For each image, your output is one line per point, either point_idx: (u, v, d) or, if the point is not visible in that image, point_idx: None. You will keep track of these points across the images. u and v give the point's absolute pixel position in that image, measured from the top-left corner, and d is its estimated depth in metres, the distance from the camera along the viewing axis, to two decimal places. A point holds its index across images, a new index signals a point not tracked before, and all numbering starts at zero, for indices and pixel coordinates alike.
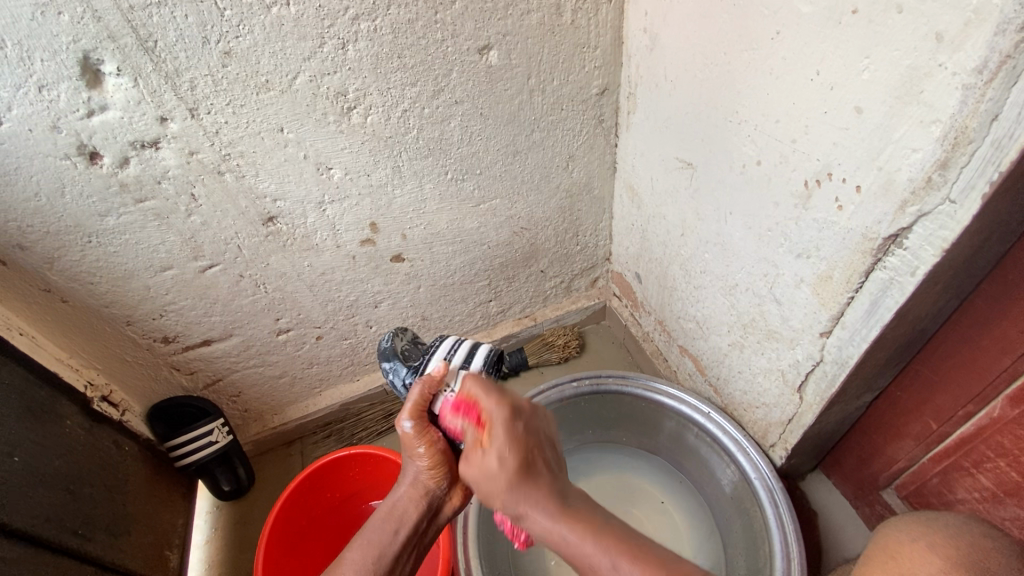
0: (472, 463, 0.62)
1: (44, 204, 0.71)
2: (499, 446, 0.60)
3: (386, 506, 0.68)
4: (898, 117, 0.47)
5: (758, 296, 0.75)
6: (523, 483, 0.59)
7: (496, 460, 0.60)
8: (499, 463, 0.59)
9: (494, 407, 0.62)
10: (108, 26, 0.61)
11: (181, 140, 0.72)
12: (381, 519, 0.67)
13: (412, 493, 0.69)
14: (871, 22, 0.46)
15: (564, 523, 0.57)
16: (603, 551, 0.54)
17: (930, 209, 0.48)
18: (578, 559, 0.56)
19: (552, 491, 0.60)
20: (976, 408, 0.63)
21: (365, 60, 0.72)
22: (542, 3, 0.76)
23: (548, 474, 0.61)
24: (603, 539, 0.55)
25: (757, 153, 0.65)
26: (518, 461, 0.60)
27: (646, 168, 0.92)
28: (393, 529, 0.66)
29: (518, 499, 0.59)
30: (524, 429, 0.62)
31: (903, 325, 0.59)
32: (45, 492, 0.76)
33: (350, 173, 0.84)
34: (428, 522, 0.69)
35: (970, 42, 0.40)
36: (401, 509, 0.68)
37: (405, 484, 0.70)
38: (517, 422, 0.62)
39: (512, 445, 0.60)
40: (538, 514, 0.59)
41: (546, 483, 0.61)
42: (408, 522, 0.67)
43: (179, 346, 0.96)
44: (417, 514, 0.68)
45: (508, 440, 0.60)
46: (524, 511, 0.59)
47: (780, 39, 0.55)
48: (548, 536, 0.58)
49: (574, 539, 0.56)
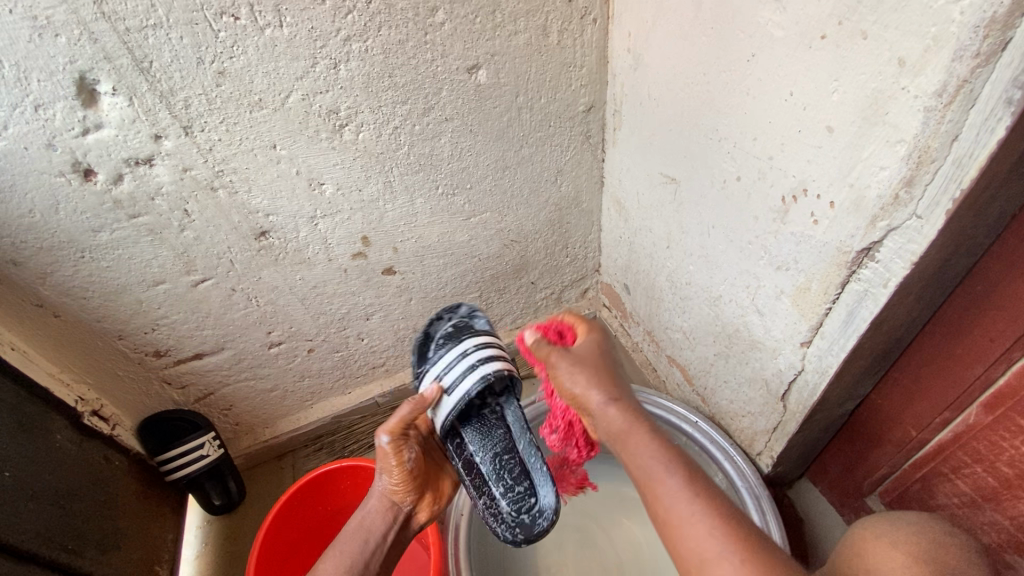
0: (555, 354, 0.67)
1: (38, 219, 0.72)
2: (591, 345, 0.69)
3: (355, 520, 0.70)
4: (867, 136, 0.49)
5: (741, 307, 0.77)
6: (600, 378, 0.64)
7: (587, 354, 0.67)
8: (588, 354, 0.67)
9: (590, 324, 0.72)
10: (105, 47, 0.62)
11: (175, 157, 0.73)
12: (349, 533, 0.68)
13: (381, 506, 0.71)
14: (839, 47, 0.49)
15: (636, 423, 0.59)
16: (670, 461, 0.55)
17: (899, 224, 0.50)
18: (636, 458, 0.57)
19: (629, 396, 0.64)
20: (952, 415, 0.65)
21: (357, 79, 0.74)
22: (529, 24, 0.78)
23: (625, 384, 0.65)
24: (672, 451, 0.56)
25: (737, 169, 0.67)
26: (599, 361, 0.66)
27: (632, 182, 0.94)
28: (361, 541, 0.67)
29: (592, 387, 0.63)
30: (608, 348, 0.70)
31: (879, 335, 0.61)
32: (35, 506, 0.76)
33: (342, 189, 0.85)
34: (396, 533, 0.70)
35: (930, 67, 0.42)
36: (369, 522, 0.69)
37: (373, 498, 0.72)
38: (605, 340, 0.71)
39: (598, 351, 0.68)
40: (612, 404, 0.61)
41: (623, 388, 0.64)
42: (375, 535, 0.68)
43: (171, 360, 0.96)
44: (384, 525, 0.69)
45: (596, 347, 0.69)
46: (601, 397, 0.62)
47: (756, 61, 0.58)
48: (617, 425, 0.60)
49: (642, 438, 0.57)
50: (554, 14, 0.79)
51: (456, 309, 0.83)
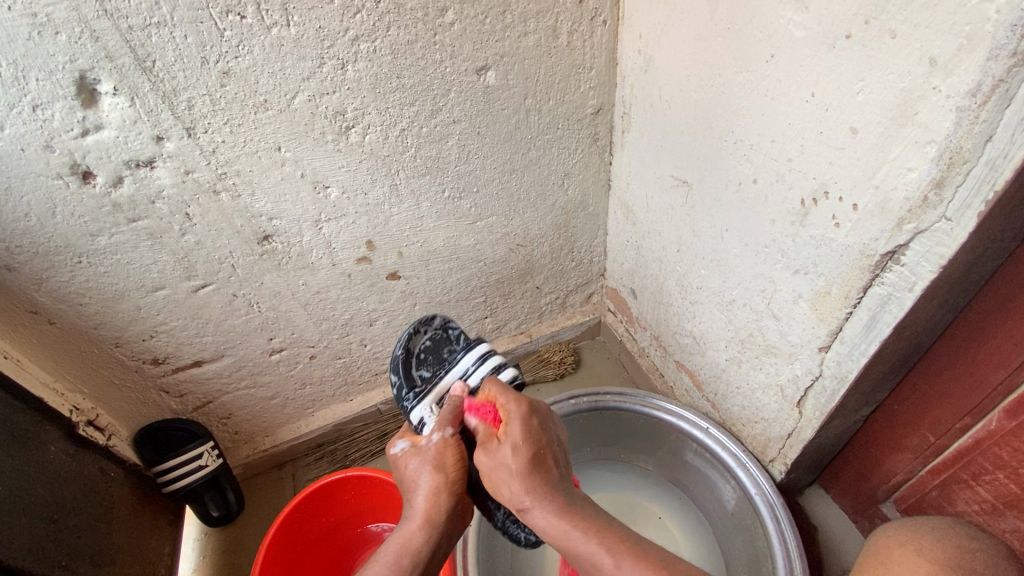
0: (483, 455, 0.60)
1: (34, 223, 0.69)
2: (515, 440, 0.58)
3: (400, 537, 0.61)
4: (894, 137, 0.48)
5: (755, 312, 0.76)
6: (528, 477, 0.56)
7: (510, 455, 0.58)
8: (514, 456, 0.57)
9: (513, 402, 0.62)
10: (106, 45, 0.60)
11: (177, 159, 0.71)
12: (396, 555, 0.59)
13: (428, 515, 0.62)
14: (865, 46, 0.48)
15: (573, 521, 0.54)
16: (614, 557, 0.51)
17: (927, 226, 0.49)
18: (581, 560, 0.53)
19: (559, 485, 0.58)
20: (973, 421, 0.64)
21: (364, 80, 0.73)
22: (539, 26, 0.77)
23: (557, 472, 0.59)
24: (612, 542, 0.53)
25: (753, 171, 0.66)
26: (531, 450, 0.58)
27: (641, 186, 0.93)
28: (414, 562, 0.59)
29: (525, 491, 0.56)
30: (536, 428, 0.61)
31: (901, 340, 0.60)
32: (27, 522, 0.73)
33: (347, 192, 0.84)
34: (442, 550, 0.63)
35: (964, 66, 0.41)
36: (419, 541, 0.60)
37: (418, 509, 0.62)
38: (531, 420, 0.61)
39: (527, 443, 0.59)
40: (544, 510, 0.55)
41: (552, 478, 0.58)
42: (425, 556, 0.60)
43: (169, 367, 0.94)
44: (436, 542, 0.61)
45: (524, 434, 0.59)
46: (532, 505, 0.56)
47: (775, 62, 0.57)
48: (553, 528, 0.55)
49: (582, 537, 0.53)
50: (563, 15, 0.78)
51: (431, 321, 0.84)
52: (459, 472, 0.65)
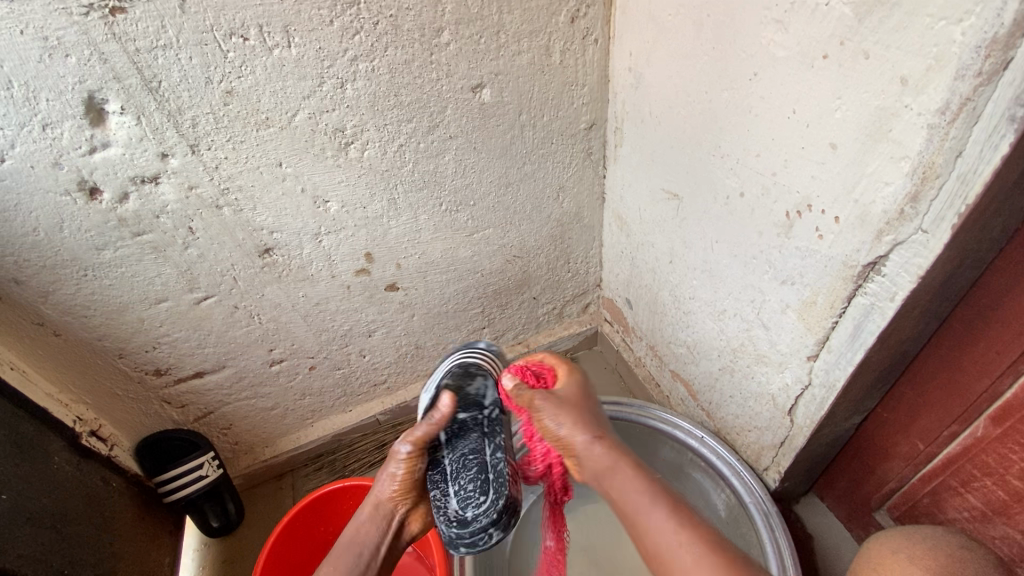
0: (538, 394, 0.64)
1: (42, 238, 0.72)
2: (573, 389, 0.66)
3: (352, 526, 0.68)
4: (871, 153, 0.50)
5: (746, 321, 0.77)
6: (587, 417, 0.62)
7: (568, 399, 0.65)
8: (574, 399, 0.65)
9: (574, 366, 0.70)
10: (114, 67, 0.63)
11: (180, 175, 0.73)
12: (346, 543, 0.66)
13: (375, 513, 0.67)
14: (841, 66, 0.50)
15: (624, 460, 0.59)
16: (656, 500, 0.56)
17: (904, 238, 0.51)
18: (623, 497, 0.57)
19: (609, 435, 0.64)
20: (960, 428, 0.65)
21: (362, 98, 0.75)
22: (532, 44, 0.80)
23: (607, 429, 0.65)
24: (656, 487, 0.58)
25: (741, 184, 0.68)
26: (585, 402, 0.65)
27: (634, 198, 0.95)
28: (357, 554, 0.65)
29: (584, 426, 0.61)
30: (589, 389, 0.68)
31: (886, 349, 0.61)
32: (31, 531, 0.74)
33: (346, 206, 0.86)
34: (391, 545, 0.68)
35: (933, 85, 0.43)
36: (365, 531, 0.67)
37: (369, 503, 0.68)
38: (589, 385, 0.69)
39: (581, 394, 0.66)
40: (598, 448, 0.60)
41: (604, 427, 0.64)
42: (370, 547, 0.66)
43: (171, 378, 0.95)
44: (381, 535, 0.67)
45: (580, 390, 0.67)
46: (591, 442, 0.60)
47: (758, 80, 0.59)
48: (603, 464, 0.59)
49: (628, 475, 0.58)
50: (556, 35, 0.80)
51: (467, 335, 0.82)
52: (409, 484, 0.67)
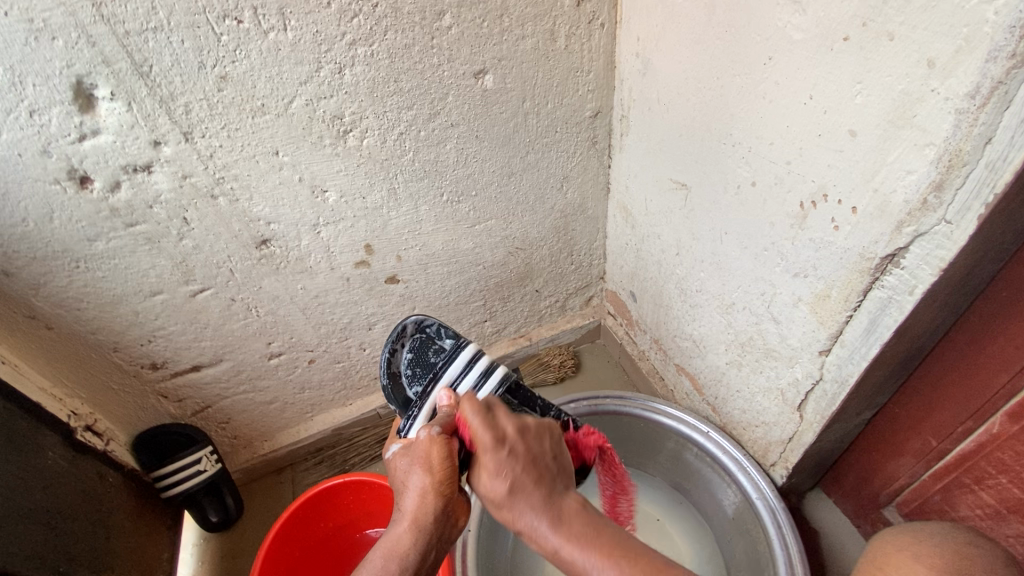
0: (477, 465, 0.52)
1: (31, 228, 0.69)
2: (491, 466, 0.51)
3: (388, 542, 0.58)
4: (893, 140, 0.48)
5: (755, 315, 0.75)
6: (525, 492, 0.50)
7: (495, 463, 0.51)
8: (499, 463, 0.51)
9: (477, 408, 0.55)
10: (103, 51, 0.60)
11: (174, 163, 0.71)
12: (382, 558, 0.57)
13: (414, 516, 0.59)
14: (863, 48, 0.48)
15: (570, 539, 0.48)
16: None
17: (926, 229, 0.49)
18: None
19: (553, 493, 0.51)
20: (975, 425, 0.63)
21: (361, 84, 0.73)
22: (536, 29, 0.77)
23: (560, 483, 0.52)
24: (626, 558, 0.46)
25: (752, 174, 0.65)
26: (515, 460, 0.51)
27: (640, 189, 0.93)
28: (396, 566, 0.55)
29: (522, 504, 0.50)
30: (512, 445, 0.52)
31: (902, 343, 0.60)
32: (25, 528, 0.73)
33: (345, 196, 0.84)
34: (435, 551, 0.60)
35: (962, 68, 0.41)
36: (404, 546, 0.57)
37: (407, 505, 0.60)
38: (506, 434, 0.53)
39: (502, 465, 0.51)
40: (540, 530, 0.49)
41: (549, 484, 0.51)
42: (412, 561, 0.56)
43: (167, 372, 0.93)
44: (424, 539, 0.58)
45: (500, 457, 0.51)
46: (529, 526, 0.49)
47: (773, 64, 0.57)
48: (545, 545, 0.48)
49: (579, 554, 0.47)
50: (561, 19, 0.78)
51: (403, 332, 0.83)
52: (446, 469, 0.60)
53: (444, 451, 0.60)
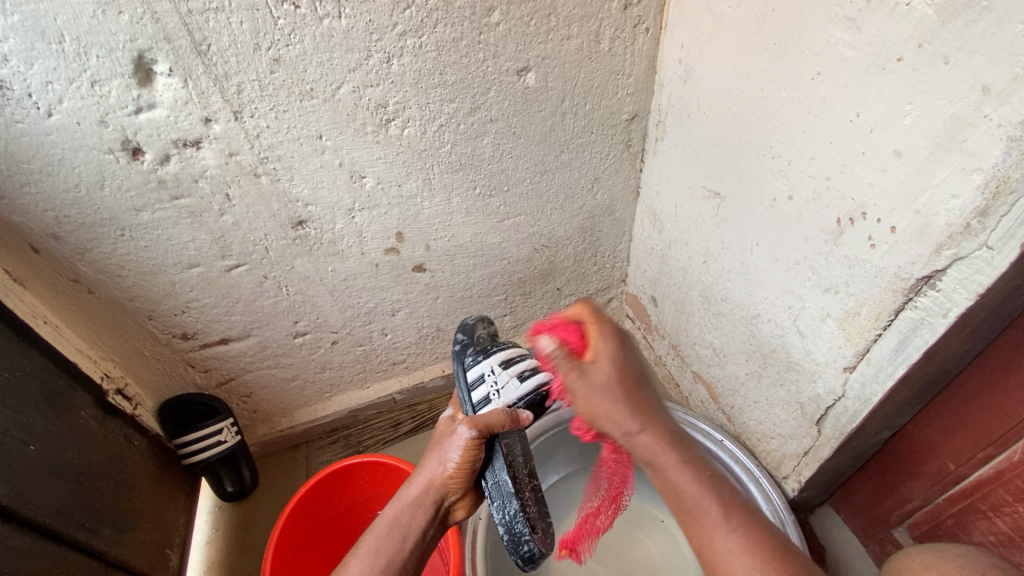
0: (573, 374, 0.58)
1: (83, 195, 0.72)
2: (613, 359, 0.56)
3: (394, 510, 0.65)
4: (939, 163, 0.49)
5: (780, 327, 0.76)
6: (629, 403, 0.55)
7: (604, 374, 0.56)
8: (613, 375, 0.56)
9: (608, 333, 0.58)
10: (165, 27, 0.62)
11: (222, 141, 0.73)
12: (389, 524, 0.64)
13: (422, 495, 0.66)
14: (915, 70, 0.48)
15: (671, 449, 0.54)
16: (708, 495, 0.51)
17: (966, 254, 0.49)
18: (671, 489, 0.53)
19: (654, 405, 0.56)
20: (996, 452, 0.64)
21: (407, 75, 0.74)
22: (582, 30, 0.78)
23: (656, 398, 0.57)
24: (700, 476, 0.52)
25: (790, 187, 0.66)
26: (625, 375, 0.56)
27: (671, 195, 0.94)
28: (400, 536, 0.63)
29: (626, 413, 0.55)
30: (631, 354, 0.58)
31: (929, 365, 0.60)
32: (56, 483, 0.76)
33: (382, 183, 0.85)
34: (434, 529, 0.67)
35: (1017, 96, 0.42)
36: (411, 515, 0.65)
37: (418, 485, 0.67)
38: (625, 344, 0.58)
39: (626, 365, 0.56)
40: (646, 438, 0.54)
41: (652, 401, 0.56)
42: (411, 533, 0.64)
43: (197, 343, 0.96)
44: (426, 520, 0.65)
45: (618, 361, 0.56)
46: (636, 431, 0.54)
47: (821, 80, 0.57)
48: (645, 449, 0.54)
49: (677, 467, 0.53)
50: (607, 21, 0.78)
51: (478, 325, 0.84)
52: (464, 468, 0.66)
53: (467, 451, 0.66)
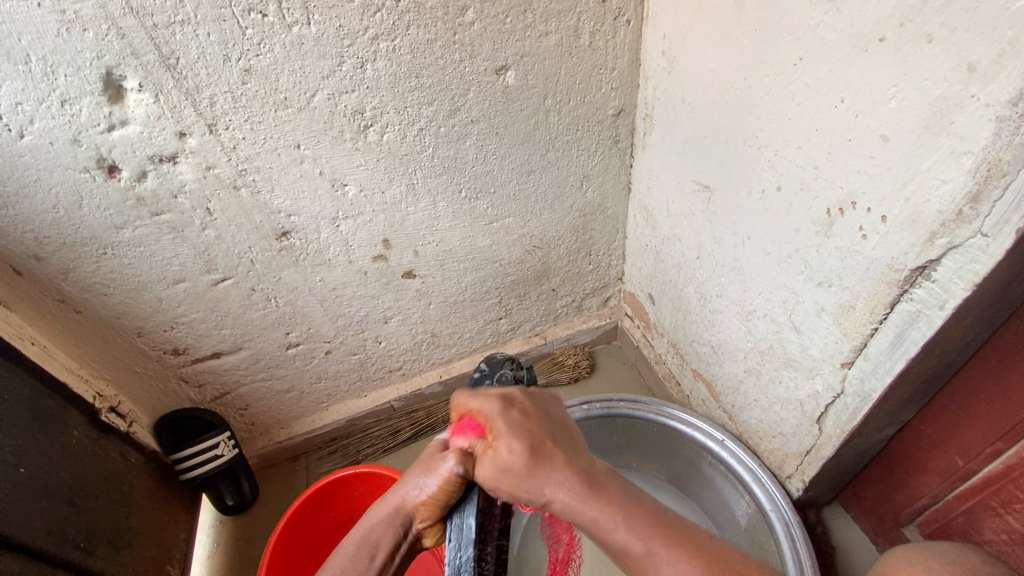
0: (483, 461, 0.56)
1: (61, 215, 0.72)
2: (509, 435, 0.55)
3: (363, 528, 0.62)
4: (928, 147, 0.46)
5: (776, 323, 0.73)
6: (540, 468, 0.53)
7: (509, 448, 0.54)
8: (513, 447, 0.54)
9: (491, 400, 0.59)
10: (132, 43, 0.61)
11: (198, 155, 0.72)
12: (356, 545, 0.61)
13: (394, 516, 0.63)
14: (899, 50, 0.45)
15: (590, 501, 0.51)
16: (643, 537, 0.48)
17: (960, 242, 0.47)
18: (613, 543, 0.49)
19: (565, 455, 0.55)
20: (1005, 447, 0.61)
21: (383, 79, 0.73)
22: (560, 25, 0.76)
23: (572, 447, 0.56)
24: (634, 518, 0.50)
25: (778, 178, 0.63)
26: (533, 440, 0.55)
27: (661, 190, 0.91)
28: (367, 558, 0.60)
29: (539, 481, 0.52)
30: (525, 417, 0.57)
31: (929, 359, 0.57)
32: (49, 504, 0.76)
33: (364, 190, 0.84)
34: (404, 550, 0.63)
35: (1005, 73, 0.39)
36: (379, 534, 0.62)
37: (391, 501, 0.64)
38: (516, 413, 0.58)
39: (523, 433, 0.55)
40: (565, 499, 0.51)
41: (566, 453, 0.55)
42: (379, 557, 0.61)
43: (189, 358, 0.96)
44: (393, 543, 0.62)
45: (515, 428, 0.56)
46: (554, 494, 0.52)
47: (803, 65, 0.55)
48: (568, 509, 0.52)
49: (608, 517, 0.50)
50: (586, 15, 0.76)
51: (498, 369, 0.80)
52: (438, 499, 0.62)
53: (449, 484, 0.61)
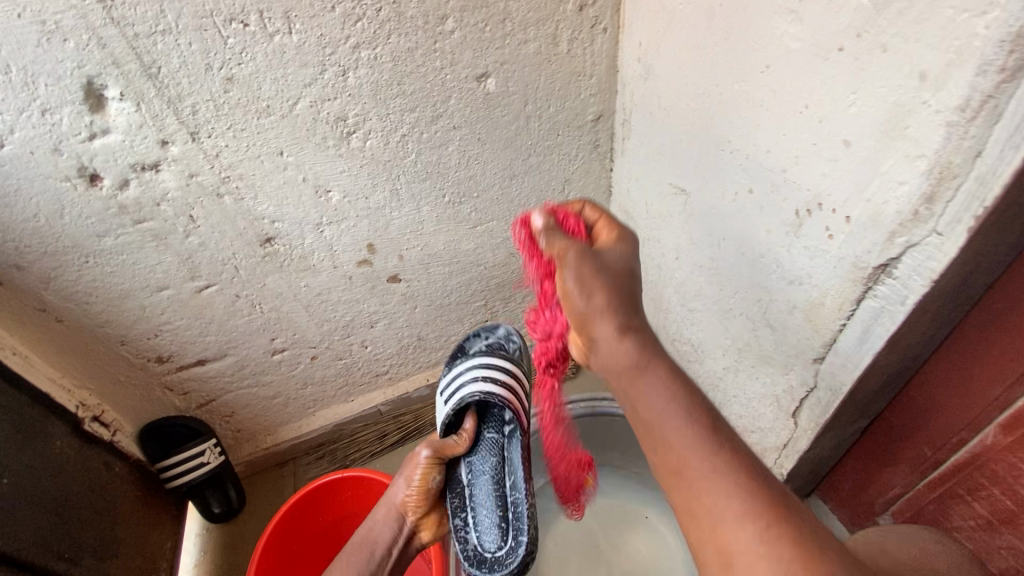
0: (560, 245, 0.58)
1: (42, 224, 0.71)
2: (590, 266, 0.55)
3: (364, 529, 0.74)
4: (885, 151, 0.48)
5: (751, 320, 0.76)
6: (612, 314, 0.53)
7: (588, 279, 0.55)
8: (591, 275, 0.55)
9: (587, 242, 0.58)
10: (113, 52, 0.62)
11: (181, 162, 0.73)
12: (360, 540, 0.73)
13: (387, 515, 0.74)
14: (857, 59, 0.48)
15: (660, 381, 0.51)
16: (705, 459, 0.46)
17: (918, 241, 0.49)
18: (657, 427, 0.50)
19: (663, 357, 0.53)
20: (969, 436, 0.63)
21: (365, 87, 0.74)
22: (539, 33, 0.78)
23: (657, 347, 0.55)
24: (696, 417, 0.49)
25: (749, 181, 0.66)
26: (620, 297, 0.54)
27: (641, 193, 0.93)
28: (368, 551, 0.71)
29: (608, 317, 0.53)
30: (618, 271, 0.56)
31: (894, 353, 0.60)
32: (32, 513, 0.76)
33: (348, 196, 0.85)
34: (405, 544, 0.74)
35: (953, 81, 0.42)
36: (378, 531, 0.73)
37: (384, 505, 0.75)
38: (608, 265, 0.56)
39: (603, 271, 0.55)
40: (627, 358, 0.52)
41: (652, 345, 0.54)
42: (380, 549, 0.72)
43: (173, 365, 0.95)
44: (393, 535, 0.73)
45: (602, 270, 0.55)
46: (613, 343, 0.53)
47: (770, 73, 0.57)
48: (626, 377, 0.52)
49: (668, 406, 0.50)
50: (563, 23, 0.78)
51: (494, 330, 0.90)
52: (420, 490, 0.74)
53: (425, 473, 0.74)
